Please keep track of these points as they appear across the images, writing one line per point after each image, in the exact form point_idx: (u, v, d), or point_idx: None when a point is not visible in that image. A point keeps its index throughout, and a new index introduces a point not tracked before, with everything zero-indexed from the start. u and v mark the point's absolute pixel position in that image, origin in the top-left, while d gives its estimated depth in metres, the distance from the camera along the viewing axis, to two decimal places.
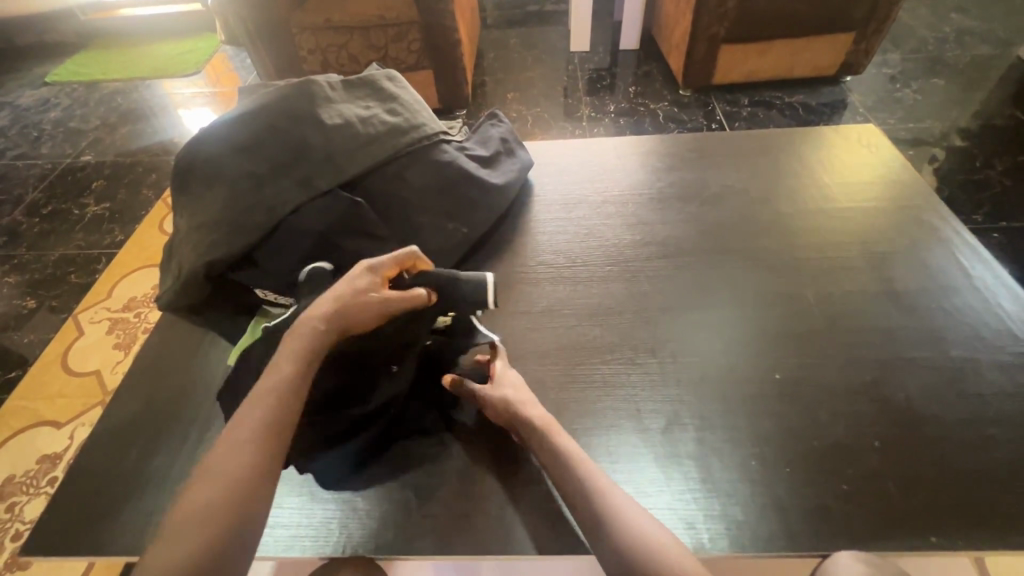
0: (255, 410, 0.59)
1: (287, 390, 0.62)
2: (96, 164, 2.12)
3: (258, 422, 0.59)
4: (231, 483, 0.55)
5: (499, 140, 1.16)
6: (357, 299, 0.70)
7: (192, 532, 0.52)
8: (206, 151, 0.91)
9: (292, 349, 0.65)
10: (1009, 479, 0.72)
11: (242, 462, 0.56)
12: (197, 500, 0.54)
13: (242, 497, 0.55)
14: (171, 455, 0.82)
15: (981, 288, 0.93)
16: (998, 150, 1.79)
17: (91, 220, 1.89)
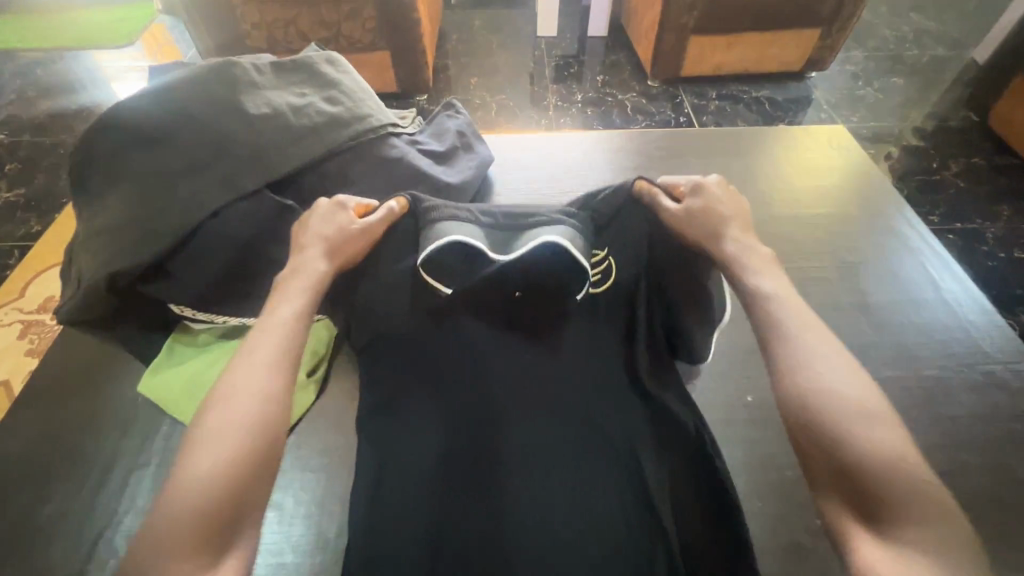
0: (227, 437, 0.50)
1: (264, 383, 0.53)
2: (34, 156, 1.84)
3: (211, 456, 0.48)
4: (239, 460, 0.49)
5: (456, 133, 1.05)
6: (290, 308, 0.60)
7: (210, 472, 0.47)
8: (104, 137, 0.77)
9: (227, 399, 0.52)
10: (982, 508, 0.70)
11: (223, 456, 0.48)
12: (207, 439, 0.49)
13: (257, 448, 0.50)
14: (65, 501, 0.70)
15: (948, 302, 0.91)
16: (952, 151, 1.86)
17: (38, 234, 1.61)
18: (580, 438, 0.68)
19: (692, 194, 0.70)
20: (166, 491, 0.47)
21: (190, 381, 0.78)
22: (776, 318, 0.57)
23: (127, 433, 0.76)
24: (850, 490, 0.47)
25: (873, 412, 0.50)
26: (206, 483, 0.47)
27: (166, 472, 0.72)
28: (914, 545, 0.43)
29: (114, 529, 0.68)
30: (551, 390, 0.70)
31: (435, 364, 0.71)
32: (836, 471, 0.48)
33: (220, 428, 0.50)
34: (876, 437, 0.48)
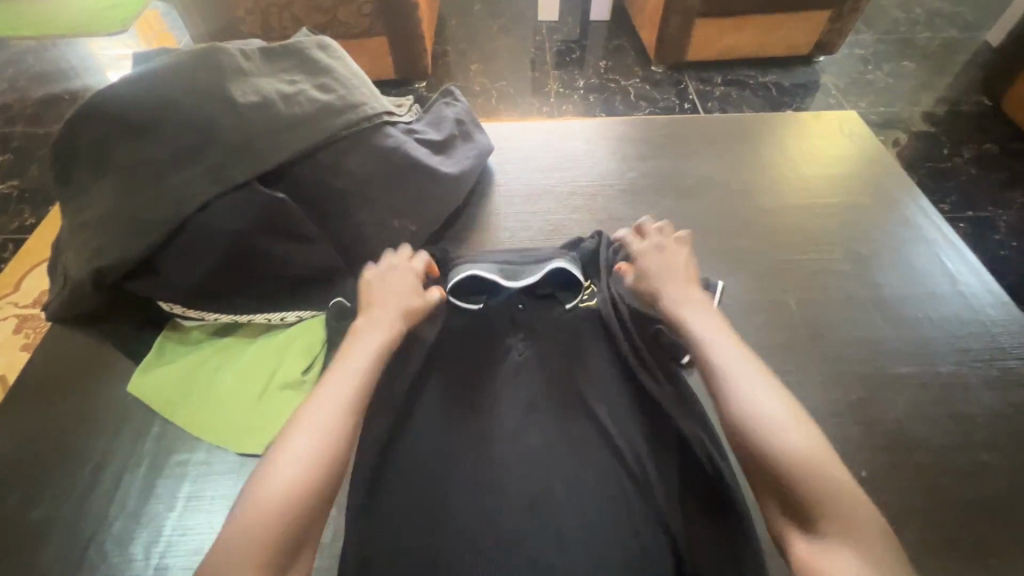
0: (306, 458, 0.52)
1: (344, 411, 0.56)
2: (26, 147, 1.80)
3: (287, 474, 0.51)
4: (309, 484, 0.51)
5: (454, 121, 1.02)
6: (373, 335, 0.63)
7: (284, 491, 0.50)
8: (86, 128, 0.73)
9: (308, 420, 0.55)
10: (1002, 511, 0.67)
11: (300, 479, 0.51)
12: (289, 456, 0.52)
13: (330, 476, 0.52)
14: (54, 504, 0.68)
15: (966, 295, 0.88)
16: (964, 137, 1.81)
17: (31, 227, 1.58)
18: (584, 452, 0.70)
19: (635, 259, 0.75)
20: (245, 498, 0.50)
21: (187, 378, 0.77)
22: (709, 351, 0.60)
23: (118, 435, 0.73)
24: (781, 499, 0.51)
25: (785, 423, 0.53)
26: (286, 504, 0.49)
27: (158, 474, 0.70)
28: (842, 543, 0.47)
29: (105, 533, 0.66)
30: (553, 402, 0.74)
31: (446, 364, 0.78)
32: (768, 482, 0.52)
33: (299, 447, 0.53)
34: (791, 445, 0.51)
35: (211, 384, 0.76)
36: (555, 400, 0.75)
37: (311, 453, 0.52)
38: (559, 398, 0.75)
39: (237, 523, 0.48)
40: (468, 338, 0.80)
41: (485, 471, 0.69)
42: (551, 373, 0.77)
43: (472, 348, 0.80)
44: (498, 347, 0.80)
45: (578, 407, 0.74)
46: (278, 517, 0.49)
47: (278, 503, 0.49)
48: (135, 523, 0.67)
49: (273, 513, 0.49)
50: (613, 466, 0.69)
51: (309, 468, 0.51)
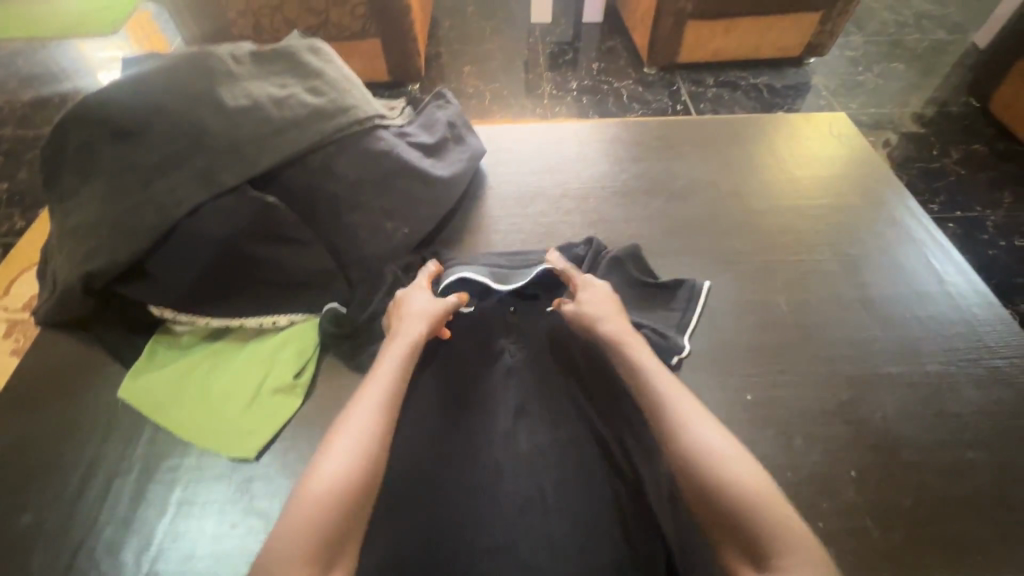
0: (351, 457, 0.54)
1: (382, 414, 0.58)
2: (16, 150, 1.79)
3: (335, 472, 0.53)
4: (354, 482, 0.53)
5: (446, 124, 1.02)
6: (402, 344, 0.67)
7: (331, 488, 0.51)
8: (75, 132, 0.73)
9: (349, 423, 0.57)
10: (988, 509, 0.68)
11: (347, 476, 0.53)
12: (335, 456, 0.54)
13: (372, 475, 0.54)
14: (43, 511, 0.68)
15: (953, 295, 0.89)
16: (952, 138, 1.83)
17: (21, 230, 1.56)
18: (576, 455, 0.70)
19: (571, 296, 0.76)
20: (293, 496, 0.51)
21: (179, 380, 0.77)
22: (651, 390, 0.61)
23: (108, 441, 0.73)
24: (743, 542, 0.50)
25: (747, 462, 0.54)
26: (334, 499, 0.51)
27: (148, 480, 0.70)
28: None
29: (95, 539, 0.66)
30: (544, 406, 0.75)
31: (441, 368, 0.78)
32: (730, 525, 0.51)
33: (343, 447, 0.55)
34: (755, 482, 0.52)
35: (202, 388, 0.76)
36: (549, 404, 0.75)
37: (355, 453, 0.54)
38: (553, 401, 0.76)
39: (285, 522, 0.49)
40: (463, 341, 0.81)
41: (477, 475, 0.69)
42: (545, 375, 0.78)
43: (467, 352, 0.80)
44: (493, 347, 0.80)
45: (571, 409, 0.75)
46: (325, 512, 0.50)
47: (327, 495, 0.51)
48: (126, 529, 0.67)
49: (321, 509, 0.50)
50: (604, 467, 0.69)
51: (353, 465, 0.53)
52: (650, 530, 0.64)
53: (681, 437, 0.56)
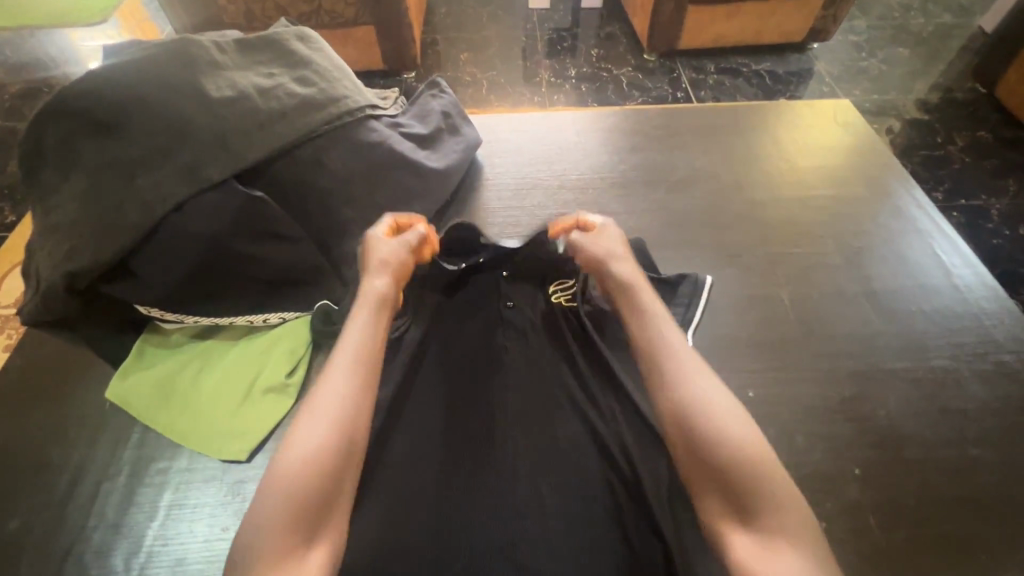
0: (324, 421, 0.52)
1: (353, 374, 0.56)
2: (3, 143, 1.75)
3: (310, 440, 0.51)
4: (331, 445, 0.51)
5: (441, 114, 0.99)
6: (369, 298, 0.65)
7: (308, 457, 0.50)
8: (54, 125, 0.71)
9: (321, 388, 0.55)
10: (992, 506, 0.67)
11: (324, 442, 0.51)
12: (308, 422, 0.52)
13: (352, 437, 0.53)
14: (30, 515, 0.66)
15: (959, 286, 0.87)
16: (957, 124, 1.80)
17: (10, 225, 1.54)
18: (575, 456, 0.68)
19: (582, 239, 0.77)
20: (270, 470, 0.50)
21: (166, 380, 0.75)
22: (654, 339, 0.61)
23: (96, 443, 0.72)
24: (730, 494, 0.50)
25: (743, 418, 0.54)
26: (313, 467, 0.50)
27: (137, 482, 0.69)
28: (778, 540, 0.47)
29: (83, 543, 0.65)
30: (542, 405, 0.73)
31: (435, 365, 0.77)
32: (721, 477, 0.51)
33: (315, 412, 0.53)
34: (748, 438, 0.52)
35: (192, 387, 0.74)
36: (546, 401, 0.73)
37: (330, 418, 0.53)
38: (551, 398, 0.73)
39: (267, 493, 0.48)
40: (457, 337, 0.79)
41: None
42: (543, 371, 0.76)
43: (462, 349, 0.78)
44: (489, 341, 0.78)
45: (568, 407, 0.73)
46: (303, 482, 0.49)
47: (305, 462, 0.50)
48: (115, 534, 0.65)
49: (299, 480, 0.49)
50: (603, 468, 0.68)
51: (329, 432, 0.52)
52: (648, 533, 0.63)
53: (675, 388, 0.56)
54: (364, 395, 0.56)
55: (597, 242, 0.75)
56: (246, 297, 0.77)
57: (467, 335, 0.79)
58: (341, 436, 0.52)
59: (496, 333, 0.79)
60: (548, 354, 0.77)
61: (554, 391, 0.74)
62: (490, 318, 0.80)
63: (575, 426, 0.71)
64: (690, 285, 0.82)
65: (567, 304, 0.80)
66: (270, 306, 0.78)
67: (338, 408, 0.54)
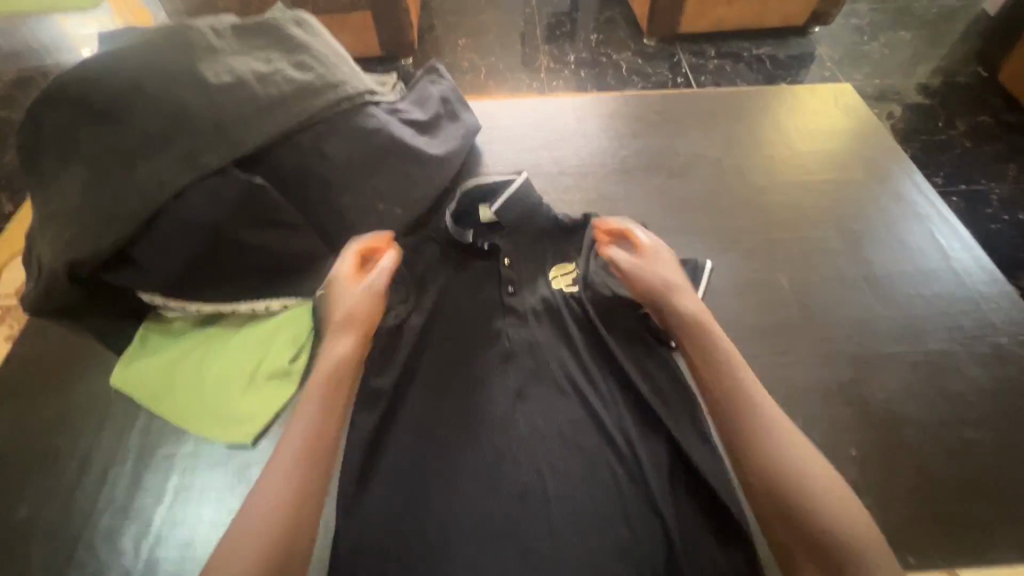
0: (281, 479, 0.54)
1: (313, 429, 0.58)
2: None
3: (267, 502, 0.52)
4: (286, 506, 0.53)
5: (440, 100, 0.98)
6: (337, 343, 0.65)
7: (262, 519, 0.51)
8: (51, 114, 0.70)
9: (284, 445, 0.57)
10: (986, 485, 0.68)
11: (280, 502, 0.53)
12: (268, 482, 0.54)
13: (307, 494, 0.54)
14: (39, 501, 0.67)
15: (957, 270, 0.87)
16: (959, 109, 1.79)
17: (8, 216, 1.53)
18: (576, 439, 0.70)
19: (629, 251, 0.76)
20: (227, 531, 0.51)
21: (171, 368, 0.75)
22: (719, 376, 0.63)
23: (103, 429, 0.72)
24: (801, 534, 0.53)
25: (817, 461, 0.57)
26: (268, 528, 0.51)
27: (144, 468, 0.70)
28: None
29: (93, 528, 0.66)
30: (543, 390, 0.74)
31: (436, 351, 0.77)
32: (789, 517, 0.54)
33: (276, 470, 0.55)
34: (828, 479, 0.55)
35: (195, 374, 0.75)
36: (548, 387, 0.74)
37: (287, 478, 0.54)
38: (553, 384, 0.74)
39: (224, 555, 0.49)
40: (458, 321, 0.79)
41: (479, 461, 0.69)
42: (545, 356, 0.76)
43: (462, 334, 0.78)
44: (491, 327, 0.78)
45: (570, 392, 0.73)
46: (258, 544, 0.50)
47: (262, 523, 0.51)
48: (124, 519, 0.66)
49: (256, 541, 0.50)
50: (603, 451, 0.69)
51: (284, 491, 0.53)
52: (647, 511, 0.65)
53: (740, 422, 0.60)
54: (322, 450, 0.58)
55: (645, 258, 0.75)
56: (248, 284, 0.77)
57: (468, 320, 0.79)
58: (293, 497, 0.53)
59: (498, 319, 0.79)
60: (550, 339, 0.77)
61: (555, 376, 0.74)
62: (491, 304, 0.80)
63: (577, 410, 0.72)
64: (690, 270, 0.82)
65: (567, 290, 0.80)
66: (271, 293, 0.78)
67: (293, 466, 0.55)
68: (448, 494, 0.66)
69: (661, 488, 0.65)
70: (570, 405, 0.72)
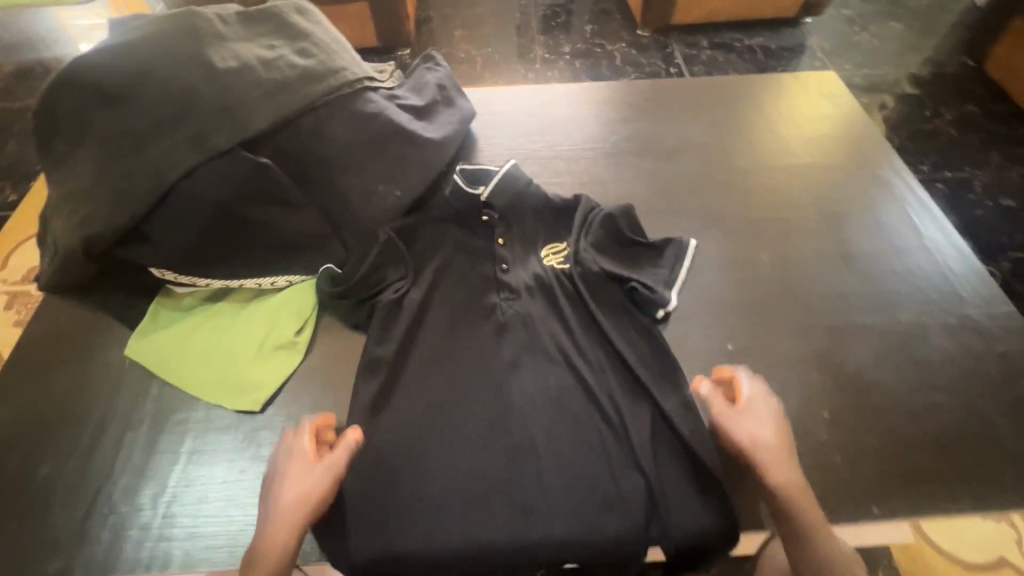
0: None
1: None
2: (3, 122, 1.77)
3: None
4: None
5: (437, 87, 1.02)
6: (286, 490, 0.61)
7: None
8: (66, 97, 0.74)
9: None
10: (949, 445, 0.73)
11: None
12: None
13: None
14: (60, 463, 0.72)
15: (930, 247, 0.92)
16: (945, 98, 1.83)
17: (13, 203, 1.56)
18: (566, 404, 0.74)
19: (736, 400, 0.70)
20: None
21: (180, 343, 0.79)
22: (812, 535, 0.59)
23: (118, 397, 0.76)
24: None
25: None
26: None
27: (158, 433, 0.74)
28: None
29: (111, 488, 0.70)
30: (534, 360, 0.78)
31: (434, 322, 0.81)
32: None
33: None
34: None
35: (205, 346, 0.79)
36: (539, 356, 0.78)
37: None
38: (544, 353, 0.78)
39: None
40: (454, 295, 0.83)
41: (474, 424, 0.73)
42: (536, 328, 0.80)
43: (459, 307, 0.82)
44: (485, 300, 0.83)
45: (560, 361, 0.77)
46: None
47: None
48: (141, 479, 0.70)
49: None
50: (591, 414, 0.73)
51: None
52: (631, 468, 0.69)
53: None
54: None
55: (756, 414, 0.68)
56: (254, 260, 0.81)
57: (464, 294, 0.83)
58: None
59: (492, 293, 0.83)
60: (542, 311, 0.81)
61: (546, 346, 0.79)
62: (486, 279, 0.84)
63: (567, 377, 0.76)
64: (673, 250, 0.88)
65: (559, 267, 0.84)
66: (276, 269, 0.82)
67: None
68: (445, 455, 0.71)
69: (644, 447, 0.70)
70: (560, 372, 0.77)
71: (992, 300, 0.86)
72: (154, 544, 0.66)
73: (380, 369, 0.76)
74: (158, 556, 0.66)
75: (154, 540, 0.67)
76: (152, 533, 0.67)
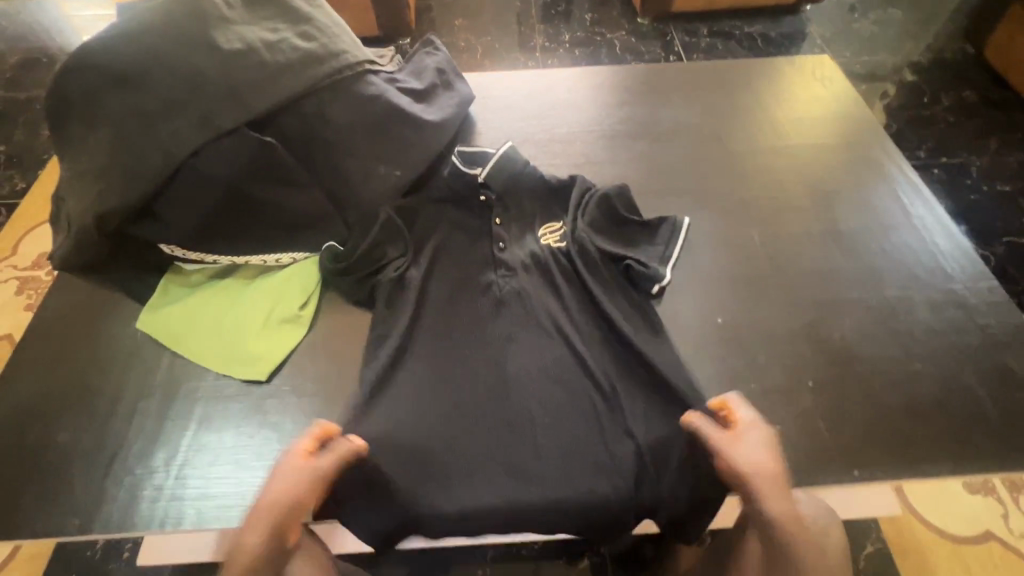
0: None
1: None
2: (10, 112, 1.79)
3: None
4: None
5: (436, 71, 1.04)
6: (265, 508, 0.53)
7: None
8: (77, 79, 0.76)
9: None
10: (931, 412, 0.75)
11: None
12: None
13: None
14: (77, 430, 0.75)
15: (919, 226, 0.94)
16: (943, 84, 1.84)
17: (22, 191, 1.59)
18: (560, 374, 0.77)
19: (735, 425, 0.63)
20: None
21: (186, 320, 0.82)
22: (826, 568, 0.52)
23: (132, 369, 0.80)
24: None
25: None
26: None
27: (170, 402, 0.77)
28: None
29: (126, 453, 0.73)
30: (531, 332, 0.81)
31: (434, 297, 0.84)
32: None
33: None
34: None
35: (213, 320, 0.82)
36: (535, 329, 0.81)
37: None
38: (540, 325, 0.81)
39: None
40: (454, 272, 0.86)
41: (472, 393, 0.76)
42: (532, 303, 0.83)
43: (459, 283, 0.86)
44: (483, 277, 0.85)
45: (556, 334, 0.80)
46: None
47: None
48: (154, 444, 0.74)
49: None
50: (585, 384, 0.76)
51: None
52: (623, 434, 0.72)
53: None
54: None
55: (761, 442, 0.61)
56: (259, 237, 0.84)
57: (463, 271, 0.86)
58: None
59: (490, 270, 0.86)
60: (538, 287, 0.84)
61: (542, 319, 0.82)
62: (484, 256, 0.87)
63: (562, 349, 0.79)
64: (667, 227, 0.90)
65: (555, 245, 0.86)
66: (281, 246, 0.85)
67: None
68: (444, 421, 0.74)
69: (634, 415, 0.73)
70: (555, 344, 0.80)
71: (977, 276, 0.88)
72: (167, 505, 0.70)
73: (381, 341, 0.79)
74: (171, 515, 0.69)
75: (167, 501, 0.70)
76: (165, 494, 0.70)
